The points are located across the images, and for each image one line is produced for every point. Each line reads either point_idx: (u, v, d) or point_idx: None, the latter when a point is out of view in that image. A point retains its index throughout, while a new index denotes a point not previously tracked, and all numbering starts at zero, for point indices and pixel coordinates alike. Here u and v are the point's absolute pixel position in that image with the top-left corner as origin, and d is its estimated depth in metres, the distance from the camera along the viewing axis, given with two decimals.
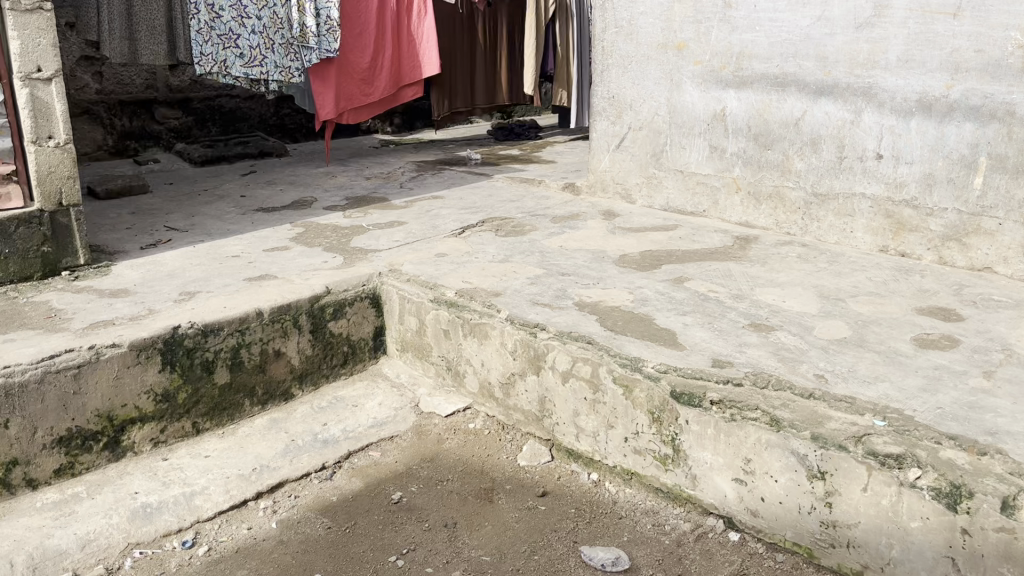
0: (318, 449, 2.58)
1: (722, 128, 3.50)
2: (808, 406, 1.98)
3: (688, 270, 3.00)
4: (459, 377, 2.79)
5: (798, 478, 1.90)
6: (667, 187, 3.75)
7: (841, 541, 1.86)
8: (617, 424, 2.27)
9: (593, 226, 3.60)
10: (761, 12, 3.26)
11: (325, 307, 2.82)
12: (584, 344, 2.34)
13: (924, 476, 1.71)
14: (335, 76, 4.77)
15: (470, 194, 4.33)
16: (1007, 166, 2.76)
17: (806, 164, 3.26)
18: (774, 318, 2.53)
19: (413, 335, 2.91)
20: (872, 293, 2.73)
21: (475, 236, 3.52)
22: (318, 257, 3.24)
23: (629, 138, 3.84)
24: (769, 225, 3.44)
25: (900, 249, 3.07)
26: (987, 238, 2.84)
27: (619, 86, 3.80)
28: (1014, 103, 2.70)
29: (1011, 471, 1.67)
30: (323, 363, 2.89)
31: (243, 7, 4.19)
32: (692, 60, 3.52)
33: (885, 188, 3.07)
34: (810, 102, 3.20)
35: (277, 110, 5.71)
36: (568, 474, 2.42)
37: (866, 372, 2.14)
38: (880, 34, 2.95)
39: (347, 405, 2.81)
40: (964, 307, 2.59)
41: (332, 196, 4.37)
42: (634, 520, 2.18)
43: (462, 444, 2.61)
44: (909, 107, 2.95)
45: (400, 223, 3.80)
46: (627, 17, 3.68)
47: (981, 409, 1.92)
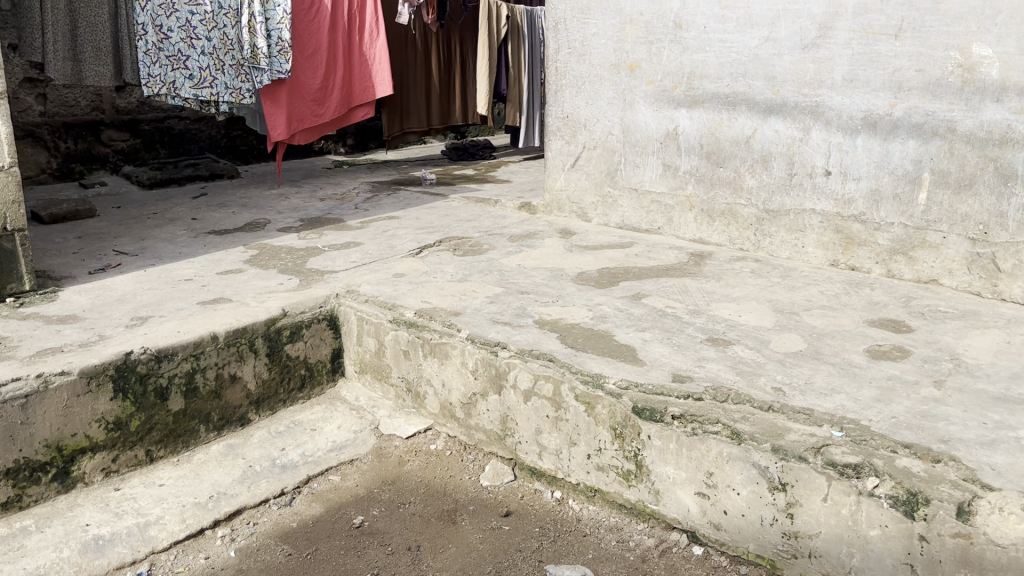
0: (276, 474, 2.53)
1: (675, 147, 3.55)
2: (767, 419, 2.01)
3: (645, 286, 3.03)
4: (420, 399, 2.77)
5: (760, 490, 1.92)
6: (622, 205, 3.79)
7: (803, 551, 1.88)
8: (579, 441, 2.27)
9: (550, 245, 3.62)
10: (712, 33, 3.32)
11: (281, 329, 2.78)
12: (545, 361, 2.34)
13: (882, 485, 1.74)
14: (287, 98, 4.73)
15: (426, 214, 4.32)
16: (950, 181, 2.85)
17: (758, 181, 3.32)
18: (731, 332, 2.57)
19: (371, 356, 2.89)
20: (825, 307, 2.78)
21: (432, 256, 3.51)
22: (273, 280, 3.19)
23: (583, 157, 3.87)
24: (722, 242, 3.49)
25: (850, 263, 3.14)
26: (932, 251, 2.93)
27: (573, 106, 3.84)
28: (954, 120, 2.79)
29: (965, 477, 1.71)
30: (280, 387, 2.84)
31: (192, 28, 4.14)
32: (644, 80, 3.57)
33: (834, 205, 3.14)
34: (760, 121, 3.27)
35: (228, 132, 5.64)
36: (531, 493, 2.41)
37: (823, 383, 2.18)
38: (826, 54, 3.03)
39: (305, 429, 2.77)
40: (913, 319, 2.65)
41: (285, 217, 4.32)
42: (599, 537, 2.18)
43: (423, 466, 2.59)
44: (854, 125, 3.03)
45: (356, 244, 3.77)
46: (580, 38, 3.73)
47: (934, 418, 1.97)
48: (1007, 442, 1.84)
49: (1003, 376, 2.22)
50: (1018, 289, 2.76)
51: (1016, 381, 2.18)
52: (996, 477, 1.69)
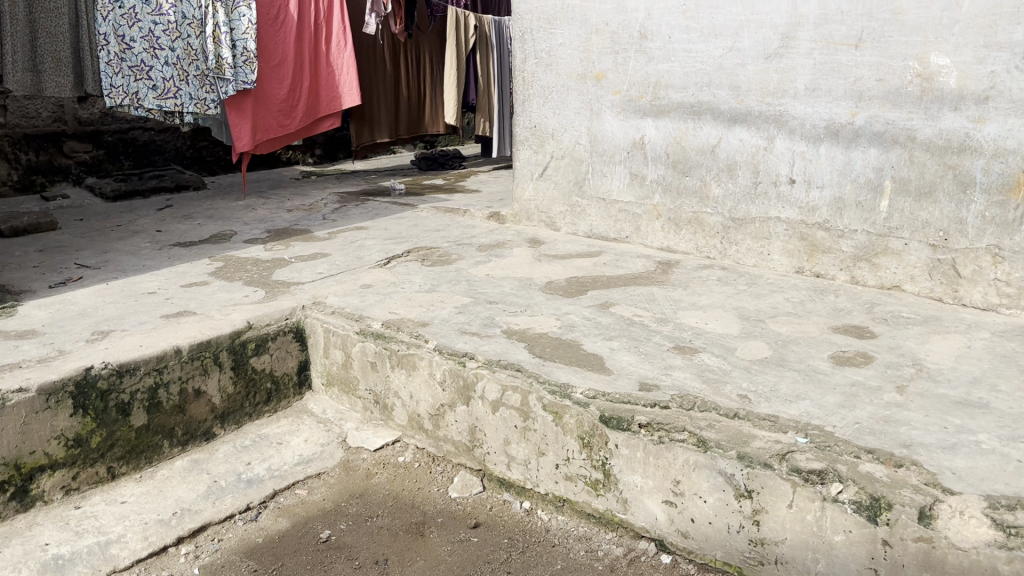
0: (242, 489, 2.50)
1: (642, 156, 3.57)
2: (733, 426, 2.02)
3: (613, 295, 3.04)
4: (388, 411, 2.75)
5: (726, 498, 1.92)
6: (591, 215, 3.81)
7: (769, 558, 1.89)
8: (547, 451, 2.27)
9: (518, 254, 3.62)
10: (676, 43, 3.34)
11: (246, 342, 2.75)
12: (513, 371, 2.34)
13: (846, 490, 1.76)
14: (252, 108, 4.71)
15: (395, 224, 4.30)
16: (910, 189, 2.88)
17: (723, 189, 3.35)
18: (697, 340, 2.58)
19: (338, 368, 2.86)
20: (790, 314, 2.81)
21: (400, 266, 3.49)
22: (238, 292, 3.16)
23: (551, 167, 3.89)
24: (690, 250, 3.52)
25: (815, 270, 3.18)
26: (895, 258, 2.97)
27: (540, 115, 3.86)
28: (914, 128, 2.83)
29: (927, 481, 1.73)
30: (246, 401, 2.81)
31: (155, 38, 4.12)
32: (611, 90, 3.59)
33: (798, 212, 3.17)
34: (724, 130, 3.30)
35: (194, 143, 5.59)
36: (500, 504, 2.40)
37: (788, 390, 2.19)
38: (788, 64, 3.07)
39: (271, 443, 2.74)
40: (877, 325, 2.68)
41: (251, 229, 4.28)
42: (568, 548, 2.17)
43: (391, 478, 2.56)
44: (817, 133, 3.06)
45: (324, 255, 3.74)
46: (546, 48, 3.74)
47: (897, 423, 1.99)
48: (968, 446, 1.87)
49: (964, 380, 2.25)
50: (978, 294, 2.80)
51: (976, 386, 2.21)
52: (956, 481, 1.71)
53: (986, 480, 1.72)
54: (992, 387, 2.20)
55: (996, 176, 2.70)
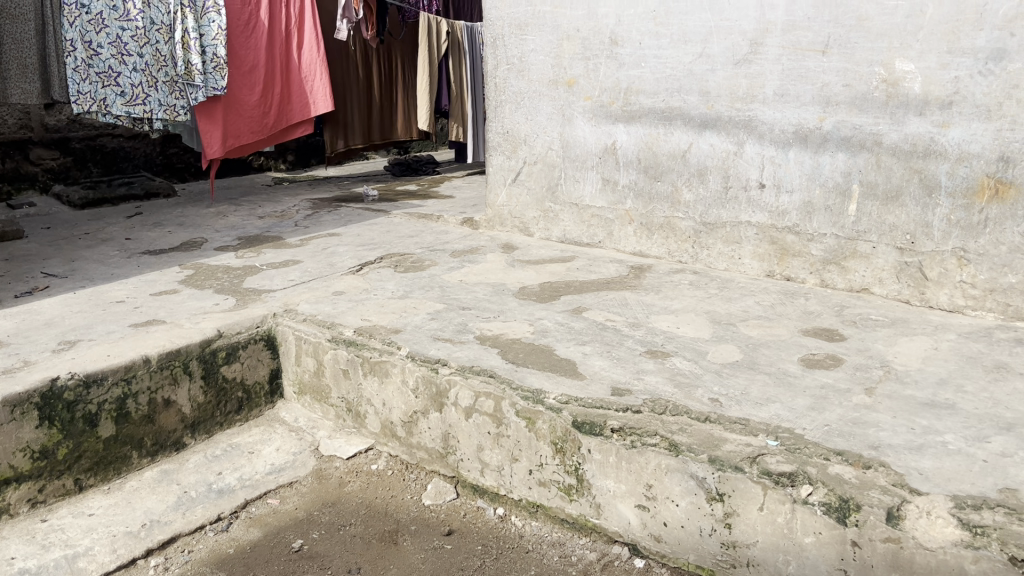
0: (212, 500, 2.47)
1: (614, 161, 3.58)
2: (704, 430, 2.03)
3: (586, 300, 3.05)
4: (360, 418, 2.73)
5: (698, 501, 1.93)
6: (564, 220, 3.82)
7: (741, 560, 1.90)
8: (520, 457, 2.27)
9: (492, 260, 3.62)
10: (647, 48, 3.35)
11: (216, 351, 2.72)
12: (486, 377, 2.33)
13: (816, 492, 1.77)
14: (222, 114, 4.67)
15: (368, 230, 4.29)
16: (878, 193, 2.92)
17: (694, 195, 3.38)
18: (669, 344, 2.59)
19: (310, 376, 2.85)
20: (761, 317, 2.83)
21: (373, 273, 3.48)
22: (208, 300, 3.13)
23: (524, 172, 3.89)
24: (662, 254, 3.54)
25: (785, 273, 3.21)
26: (863, 261, 3.00)
27: (512, 121, 3.86)
28: (881, 133, 2.86)
29: (894, 482, 1.74)
30: (217, 410, 2.78)
31: (122, 44, 4.09)
32: (582, 95, 3.60)
33: (768, 216, 3.20)
34: (695, 135, 3.32)
35: (164, 150, 5.54)
36: (473, 511, 2.40)
37: (759, 393, 2.21)
38: (757, 70, 3.09)
39: (242, 452, 2.71)
40: (845, 328, 2.71)
41: (223, 236, 4.25)
42: (541, 554, 2.17)
43: (364, 486, 2.55)
44: (786, 138, 3.09)
45: (295, 262, 3.72)
46: (518, 54, 3.75)
47: (865, 425, 2.01)
48: (934, 446, 1.89)
49: (930, 381, 2.28)
50: (944, 296, 2.84)
51: (942, 387, 2.24)
52: (923, 482, 1.73)
53: (952, 480, 1.74)
54: (958, 388, 2.23)
55: (961, 180, 2.74)
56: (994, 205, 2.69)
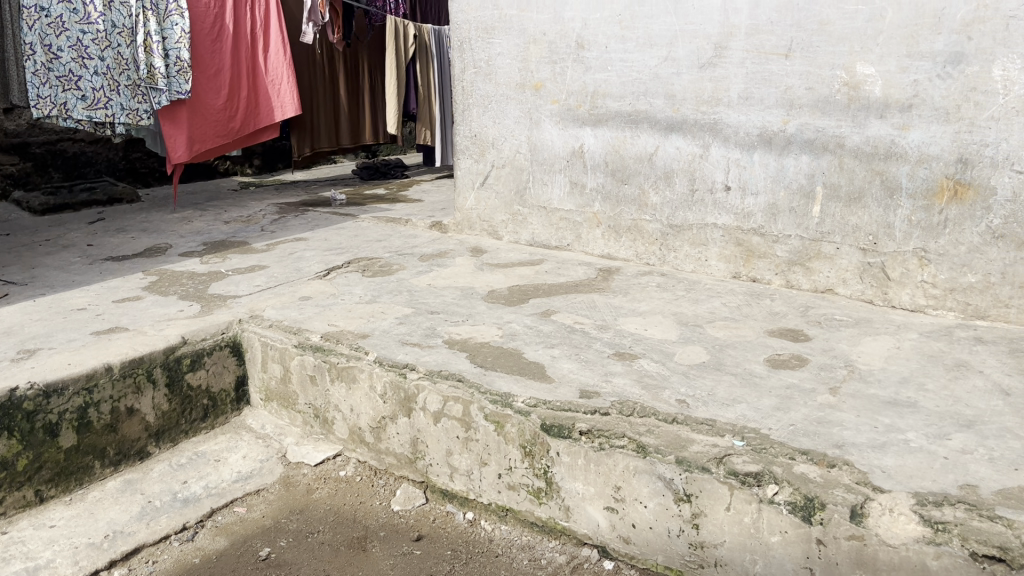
0: (177, 509, 2.44)
1: (581, 164, 3.59)
2: (671, 431, 2.04)
3: (555, 303, 3.06)
4: (328, 424, 2.71)
5: (666, 502, 1.94)
6: (532, 223, 3.82)
7: (709, 561, 1.91)
8: (489, 461, 2.26)
9: (460, 264, 3.61)
10: (613, 52, 3.37)
11: (181, 358, 2.69)
12: (454, 382, 2.33)
13: (781, 492, 1.79)
14: (187, 118, 4.62)
15: (335, 235, 4.26)
16: (841, 194, 2.96)
17: (661, 197, 3.40)
18: (637, 346, 2.61)
19: (277, 383, 2.82)
20: (727, 319, 2.85)
21: (341, 278, 3.45)
22: (172, 306, 3.09)
23: (492, 176, 3.89)
24: (630, 256, 3.56)
25: (751, 274, 3.24)
26: (827, 262, 3.04)
27: (480, 125, 3.86)
28: (843, 135, 2.90)
29: (858, 480, 1.76)
30: (181, 418, 2.74)
31: (83, 47, 4.02)
32: (549, 99, 3.61)
33: (734, 219, 3.23)
34: (661, 138, 3.34)
35: (127, 154, 5.46)
36: (443, 516, 2.39)
37: (725, 394, 2.22)
38: (722, 73, 3.12)
39: (208, 461, 2.68)
40: (811, 328, 2.74)
41: (188, 242, 4.20)
42: (511, 557, 2.17)
43: (332, 492, 2.53)
44: (751, 141, 3.12)
45: (261, 267, 3.68)
46: (485, 57, 3.75)
47: (830, 424, 2.03)
48: (897, 444, 1.92)
49: (893, 380, 2.31)
50: (906, 296, 2.89)
51: (904, 386, 2.27)
52: (886, 480, 1.76)
53: (913, 478, 1.76)
54: (920, 387, 2.27)
55: (921, 182, 2.78)
56: (954, 205, 2.73)
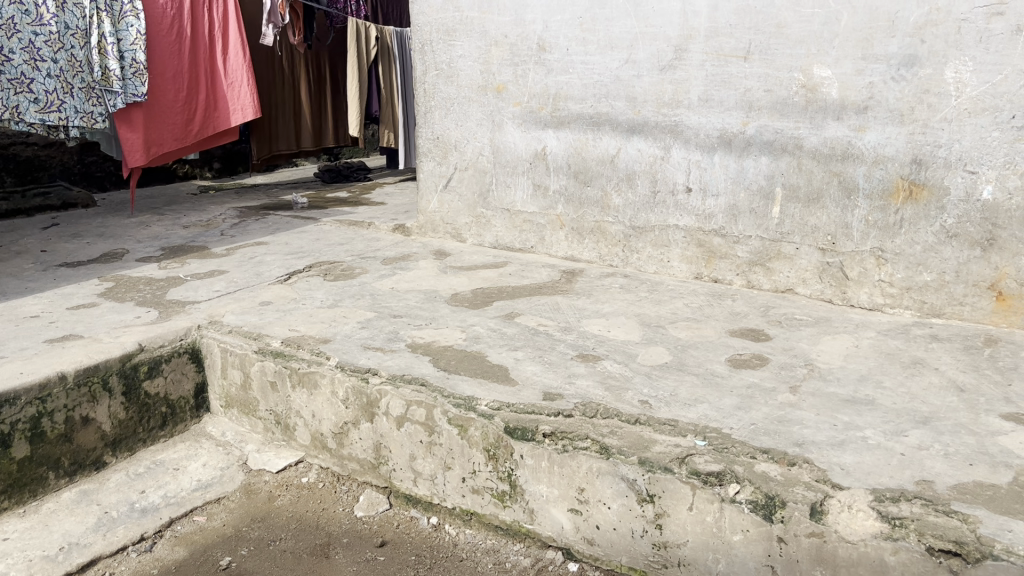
0: (135, 519, 2.39)
1: (544, 167, 3.59)
2: (634, 432, 2.04)
3: (519, 305, 3.05)
4: (289, 431, 2.68)
5: (629, 503, 1.94)
6: (495, 226, 3.82)
7: (672, 561, 1.91)
8: (453, 465, 2.25)
9: (423, 267, 3.59)
10: (574, 54, 3.38)
11: (138, 366, 2.64)
12: (417, 386, 2.31)
13: (742, 491, 1.79)
14: (144, 121, 4.53)
15: (297, 239, 4.21)
16: (799, 195, 2.99)
17: (623, 199, 3.41)
18: (600, 348, 2.61)
19: (237, 389, 2.78)
20: (689, 319, 2.87)
21: (302, 282, 3.42)
22: (129, 313, 3.04)
23: (455, 178, 3.88)
24: (593, 258, 3.57)
25: (713, 275, 3.26)
26: (787, 262, 3.07)
27: (443, 127, 3.85)
28: (801, 137, 2.93)
29: (817, 478, 1.78)
30: (139, 426, 2.69)
31: (36, 49, 3.91)
32: (511, 102, 3.60)
33: (695, 220, 3.25)
34: (623, 140, 3.35)
35: (82, 158, 5.37)
36: (407, 521, 2.37)
37: (687, 394, 2.23)
38: (682, 75, 3.14)
39: (167, 469, 2.63)
40: (771, 328, 2.77)
41: (145, 247, 4.13)
42: (475, 561, 2.15)
43: (294, 500, 2.49)
44: (711, 143, 3.14)
45: (221, 272, 3.63)
46: (446, 60, 3.74)
47: (790, 422, 2.05)
48: (855, 442, 1.94)
49: (852, 378, 2.34)
50: (864, 295, 2.93)
51: (862, 383, 2.30)
52: (845, 477, 1.77)
53: (871, 475, 1.78)
54: (877, 384, 2.30)
55: (878, 182, 2.82)
56: (909, 205, 2.77)
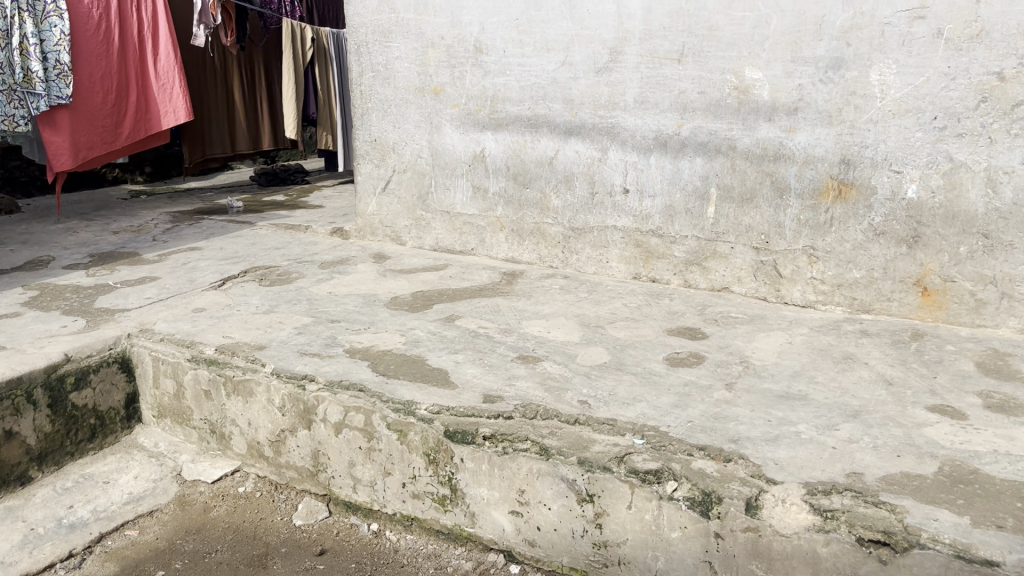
0: (63, 535, 2.31)
1: (483, 169, 3.58)
2: (574, 432, 2.05)
3: (459, 308, 3.04)
4: (225, 440, 2.61)
5: (569, 504, 1.95)
6: (435, 228, 3.80)
7: (612, 559, 1.92)
8: (393, 470, 2.23)
9: (362, 270, 3.55)
10: (511, 57, 3.38)
11: (64, 377, 2.56)
12: (355, 392, 2.28)
13: (680, 488, 1.81)
14: (70, 124, 4.39)
15: (232, 243, 4.13)
16: (733, 195, 3.04)
17: (562, 201, 3.42)
18: (540, 349, 2.61)
19: (170, 399, 2.71)
20: (628, 319, 2.89)
21: (237, 288, 3.35)
22: (55, 322, 2.94)
23: (394, 181, 3.85)
24: (534, 260, 3.58)
25: (651, 275, 3.29)
26: (723, 261, 3.12)
27: (380, 129, 3.81)
28: (734, 138, 2.98)
29: (752, 473, 1.80)
30: (66, 439, 2.60)
31: None
32: (449, 103, 3.59)
33: (633, 221, 3.28)
34: (561, 142, 3.36)
35: (5, 162, 5.19)
36: (347, 528, 2.33)
37: (625, 394, 2.25)
38: (618, 77, 3.16)
39: (96, 483, 2.55)
40: (708, 326, 2.81)
41: (73, 253, 4.00)
42: (416, 567, 2.13)
43: (230, 510, 2.43)
44: (647, 145, 3.17)
45: (152, 278, 3.54)
46: (383, 61, 3.71)
47: (725, 419, 2.08)
48: (789, 437, 1.98)
49: (785, 374, 2.39)
50: (797, 293, 2.99)
51: (796, 379, 2.35)
52: (779, 471, 1.81)
53: (804, 469, 1.82)
54: (810, 380, 2.35)
55: (808, 182, 2.88)
56: (838, 205, 2.84)
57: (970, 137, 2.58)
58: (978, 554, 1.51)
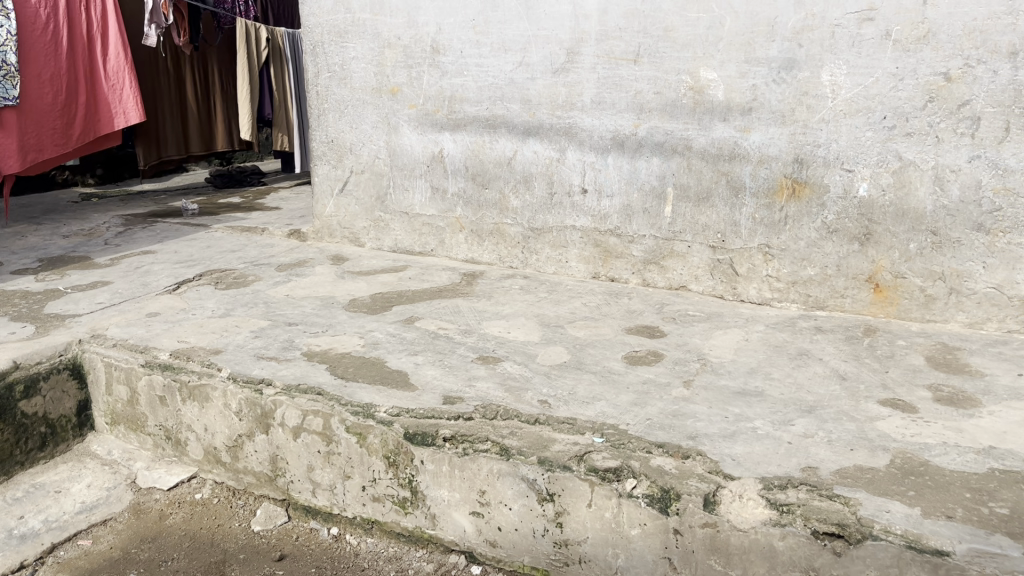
0: (13, 547, 2.26)
1: (441, 170, 3.57)
2: (534, 432, 2.05)
3: (418, 309, 3.03)
4: (180, 446, 2.57)
5: (530, 503, 1.95)
6: (394, 229, 3.78)
7: (573, 558, 1.93)
8: (353, 473, 2.21)
9: (320, 273, 3.52)
10: (468, 57, 3.37)
11: (13, 385, 2.50)
12: (313, 396, 2.26)
13: (639, 485, 1.82)
14: (19, 123, 4.26)
15: (187, 246, 4.07)
16: (690, 195, 3.07)
17: (521, 201, 3.43)
18: (500, 349, 2.61)
19: (123, 406, 2.66)
20: (587, 318, 2.90)
21: (192, 292, 3.30)
22: (3, 329, 2.86)
23: (352, 182, 3.82)
24: (493, 260, 3.58)
25: (609, 274, 3.32)
26: (680, 259, 3.15)
27: (337, 130, 3.78)
28: (690, 138, 3.01)
29: (710, 470, 1.82)
30: (16, 448, 2.54)
31: None
32: (406, 104, 3.57)
33: (591, 220, 3.30)
34: (519, 142, 3.37)
35: None
36: (306, 533, 2.31)
37: (585, 393, 2.26)
38: (574, 78, 3.18)
39: (48, 492, 2.49)
40: (666, 324, 2.83)
41: (22, 258, 3.90)
42: (377, 570, 2.12)
43: (187, 517, 2.40)
44: (605, 145, 3.19)
45: (104, 283, 3.47)
46: (339, 61, 3.67)
47: (683, 417, 2.10)
48: (745, 433, 2.00)
49: (742, 371, 2.42)
50: (753, 290, 3.04)
51: (752, 375, 2.38)
52: (735, 467, 1.83)
53: (760, 464, 1.84)
54: (766, 376, 2.38)
55: (763, 181, 2.92)
56: (792, 203, 2.88)
57: (918, 137, 2.63)
58: (928, 544, 1.54)
